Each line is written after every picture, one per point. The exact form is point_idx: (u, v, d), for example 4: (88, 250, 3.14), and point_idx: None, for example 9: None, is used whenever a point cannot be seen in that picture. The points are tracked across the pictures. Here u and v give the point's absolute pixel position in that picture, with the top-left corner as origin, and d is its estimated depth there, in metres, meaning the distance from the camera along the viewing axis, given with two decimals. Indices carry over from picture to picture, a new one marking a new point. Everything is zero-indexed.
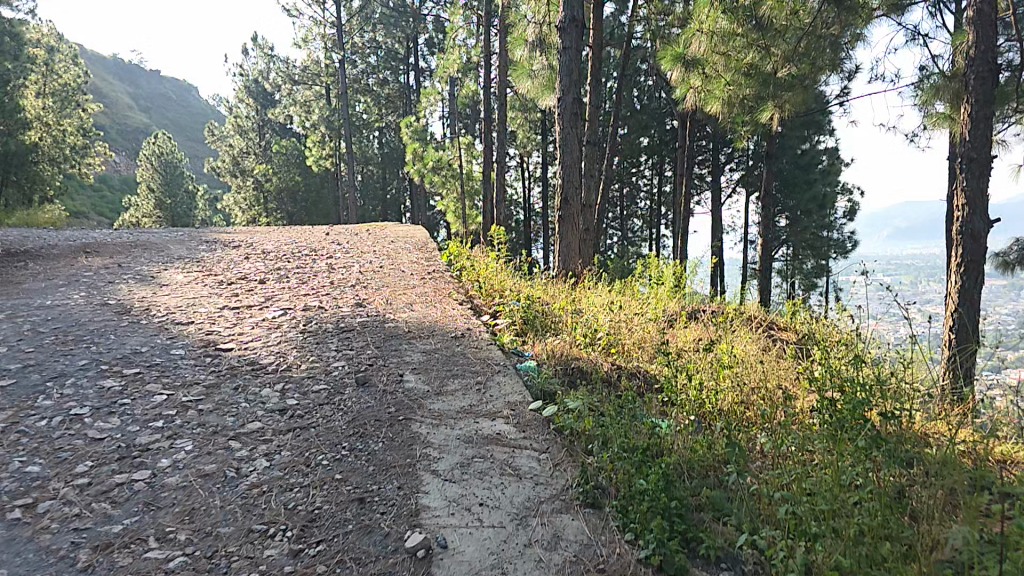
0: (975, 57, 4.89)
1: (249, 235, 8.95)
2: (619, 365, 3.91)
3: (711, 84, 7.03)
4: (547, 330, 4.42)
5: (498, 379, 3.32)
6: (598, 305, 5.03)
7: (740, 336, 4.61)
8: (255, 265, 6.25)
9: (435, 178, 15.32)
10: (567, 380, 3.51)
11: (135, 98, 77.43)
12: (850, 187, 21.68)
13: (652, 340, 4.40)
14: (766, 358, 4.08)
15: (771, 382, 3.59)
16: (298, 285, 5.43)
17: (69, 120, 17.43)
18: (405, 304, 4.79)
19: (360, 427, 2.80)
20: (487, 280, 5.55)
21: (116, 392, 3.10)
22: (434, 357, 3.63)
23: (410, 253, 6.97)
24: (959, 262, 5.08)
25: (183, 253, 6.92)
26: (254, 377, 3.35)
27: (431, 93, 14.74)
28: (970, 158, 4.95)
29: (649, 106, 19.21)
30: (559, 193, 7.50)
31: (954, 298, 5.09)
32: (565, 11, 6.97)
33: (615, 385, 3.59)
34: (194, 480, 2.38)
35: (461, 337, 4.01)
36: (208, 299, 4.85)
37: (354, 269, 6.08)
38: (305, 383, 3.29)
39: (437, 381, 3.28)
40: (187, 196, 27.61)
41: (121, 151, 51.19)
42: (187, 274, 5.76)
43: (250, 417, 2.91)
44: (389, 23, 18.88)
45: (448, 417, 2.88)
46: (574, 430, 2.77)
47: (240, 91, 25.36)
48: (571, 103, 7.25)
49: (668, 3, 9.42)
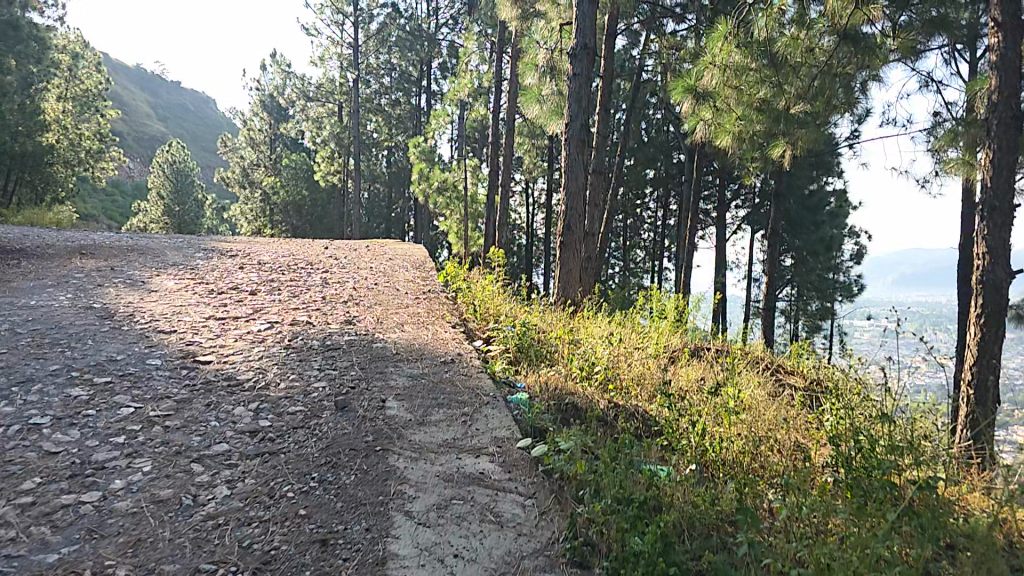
0: (998, 102, 4.73)
1: (248, 245, 8.79)
2: (616, 402, 3.69)
3: (722, 118, 6.81)
4: (541, 361, 4.21)
5: (486, 412, 3.09)
6: (596, 337, 4.82)
7: (746, 379, 4.41)
8: (249, 276, 6.07)
9: (440, 200, 15.24)
10: (559, 417, 3.28)
11: (150, 105, 78.22)
12: (856, 231, 21.64)
13: (652, 377, 4.20)
14: (774, 406, 3.89)
15: (780, 433, 3.39)
16: (289, 298, 5.22)
17: (87, 125, 17.53)
18: (395, 325, 4.57)
19: (333, 456, 2.55)
20: (483, 303, 5.35)
21: (81, 401, 2.82)
22: (420, 383, 3.41)
23: (407, 271, 6.79)
24: (980, 313, 4.86)
25: (177, 259, 6.74)
26: (227, 394, 3.05)
27: (441, 115, 14.72)
28: (993, 206, 4.77)
29: (657, 139, 19.18)
30: (562, 220, 7.34)
31: (974, 349, 4.86)
32: (578, 39, 6.91)
33: (611, 425, 3.37)
34: (147, 506, 2.12)
35: (450, 363, 3.79)
36: (194, 308, 4.63)
37: (348, 285, 5.89)
38: (281, 403, 3.01)
39: (421, 411, 3.05)
40: (195, 205, 27.64)
41: (132, 157, 51.51)
42: (177, 281, 5.56)
43: (217, 438, 2.61)
44: (404, 46, 19.07)
45: (429, 450, 2.66)
46: (564, 473, 2.57)
47: (255, 105, 25.42)
48: (579, 130, 7.11)
49: (680, 37, 9.40)
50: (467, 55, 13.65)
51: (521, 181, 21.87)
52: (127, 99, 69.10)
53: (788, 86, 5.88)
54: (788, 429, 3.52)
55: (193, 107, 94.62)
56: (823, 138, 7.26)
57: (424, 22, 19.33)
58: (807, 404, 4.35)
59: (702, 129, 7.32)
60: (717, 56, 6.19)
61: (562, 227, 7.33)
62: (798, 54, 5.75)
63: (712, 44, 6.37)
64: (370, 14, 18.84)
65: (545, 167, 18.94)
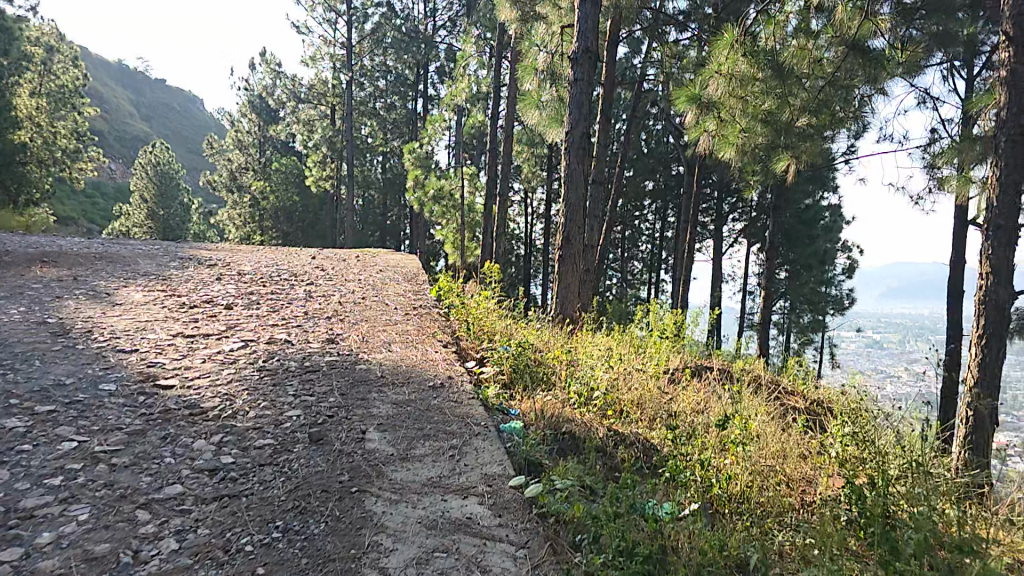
0: (1006, 119, 4.50)
1: (230, 253, 8.53)
2: (616, 429, 3.44)
3: (726, 129, 6.66)
4: (538, 385, 3.95)
5: (477, 444, 2.83)
6: (596, 357, 4.56)
7: (752, 403, 4.19)
8: (226, 288, 5.80)
9: (435, 208, 14.99)
10: (556, 448, 3.03)
11: (135, 106, 77.10)
12: (850, 245, 21.71)
13: (654, 401, 3.94)
14: (781, 431, 3.68)
15: (789, 464, 3.18)
16: (267, 313, 4.97)
17: (64, 124, 16.96)
18: (382, 343, 4.31)
19: (302, 500, 2.30)
20: (477, 321, 5.10)
21: (17, 435, 2.59)
22: (406, 411, 3.14)
23: (399, 284, 6.52)
24: (981, 333, 4.65)
25: (153, 269, 6.45)
26: (188, 426, 2.85)
27: (437, 120, 14.53)
28: (998, 224, 4.54)
29: (657, 149, 19.04)
30: (561, 232, 7.12)
31: (975, 371, 4.66)
32: (578, 42, 6.71)
33: (612, 457, 3.12)
34: (77, 566, 1.85)
35: (440, 387, 3.53)
36: (162, 324, 4.37)
37: (334, 298, 5.65)
38: (248, 437, 2.79)
39: (405, 443, 2.79)
40: (181, 208, 27.23)
41: (115, 158, 50.59)
42: (147, 293, 5.28)
43: (171, 478, 2.41)
44: (401, 48, 18.62)
45: (411, 491, 2.39)
46: (560, 516, 2.31)
47: (244, 106, 24.85)
48: (579, 139, 6.90)
49: (682, 45, 9.27)
50: (465, 59, 13.50)
51: (518, 190, 21.70)
52: (112, 98, 68.12)
53: (796, 96, 5.79)
54: (798, 458, 3.30)
55: (181, 109, 93.72)
56: (825, 153, 7.14)
57: (420, 23, 19.08)
58: (815, 432, 4.08)
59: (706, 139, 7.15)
60: (722, 63, 6.05)
61: (559, 240, 7.12)
62: (804, 65, 5.58)
63: (718, 51, 6.19)
64: (365, 14, 18.61)
65: (543, 176, 18.84)
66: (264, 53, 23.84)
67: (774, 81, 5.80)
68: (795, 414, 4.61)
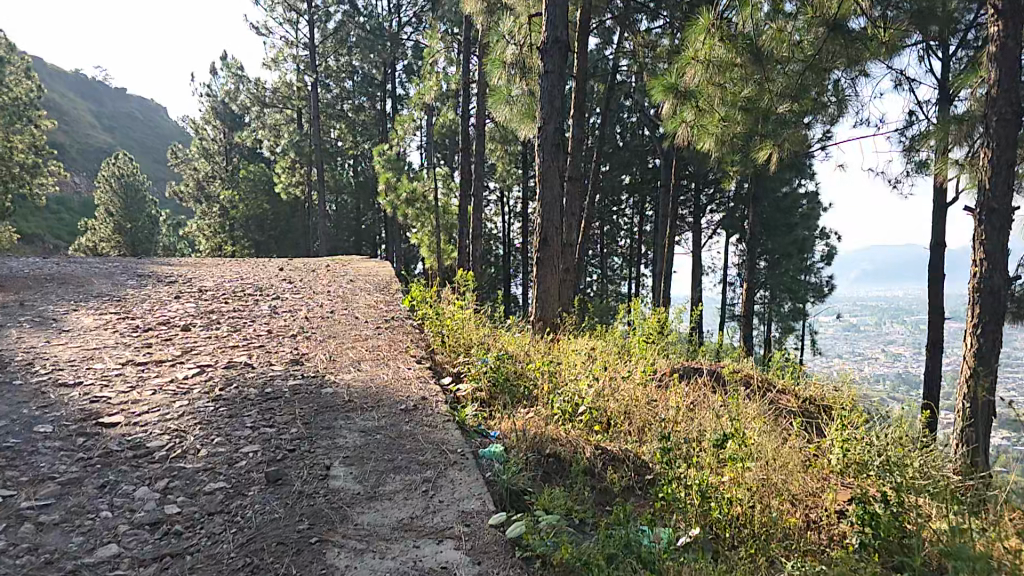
0: (996, 97, 4.36)
1: (191, 268, 8.14)
2: (605, 446, 3.22)
3: (704, 118, 6.62)
4: (519, 402, 3.72)
5: (452, 475, 2.57)
6: (581, 366, 4.36)
7: (747, 409, 4.02)
8: (185, 307, 5.47)
9: (409, 211, 14.61)
10: (541, 474, 2.80)
11: (95, 117, 75.13)
12: (826, 232, 21.92)
13: (644, 412, 3.72)
14: (778, 438, 3.50)
15: (793, 479, 2.98)
16: (227, 333, 4.68)
17: (20, 137, 16.20)
18: (349, 363, 4.04)
19: (255, 555, 2.03)
20: (454, 332, 4.86)
21: None
22: (375, 440, 2.88)
23: (369, 295, 6.24)
24: (977, 321, 4.50)
25: (106, 289, 6.09)
26: (130, 471, 2.59)
27: (406, 120, 14.19)
28: (991, 209, 4.43)
29: (632, 143, 18.98)
30: (537, 233, 6.87)
31: (970, 362, 4.52)
32: (548, 33, 6.47)
33: (602, 480, 2.90)
34: None
35: (412, 410, 3.26)
36: (111, 352, 4.07)
37: (300, 313, 5.37)
38: (197, 481, 2.52)
39: (371, 479, 2.52)
40: (148, 222, 26.46)
41: (75, 171, 49.10)
42: (97, 317, 4.94)
43: (106, 537, 2.14)
44: (366, 47, 18.22)
45: (379, 537, 2.13)
46: (546, 559, 2.07)
47: (207, 112, 24.35)
48: (553, 134, 6.68)
49: (654, 35, 9.20)
50: (433, 56, 13.21)
51: (494, 189, 21.47)
52: (70, 109, 66.18)
53: (772, 81, 5.81)
54: (801, 469, 3.12)
55: (144, 118, 91.65)
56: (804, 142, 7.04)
57: (385, 20, 18.67)
58: (813, 435, 3.90)
59: (682, 131, 7.11)
60: (698, 50, 6.02)
61: (537, 241, 6.88)
62: (783, 48, 5.57)
63: (693, 38, 6.09)
64: (327, 13, 18.20)
65: (518, 174, 18.67)
66: (225, 56, 23.16)
67: (752, 64, 5.77)
68: (788, 417, 4.43)
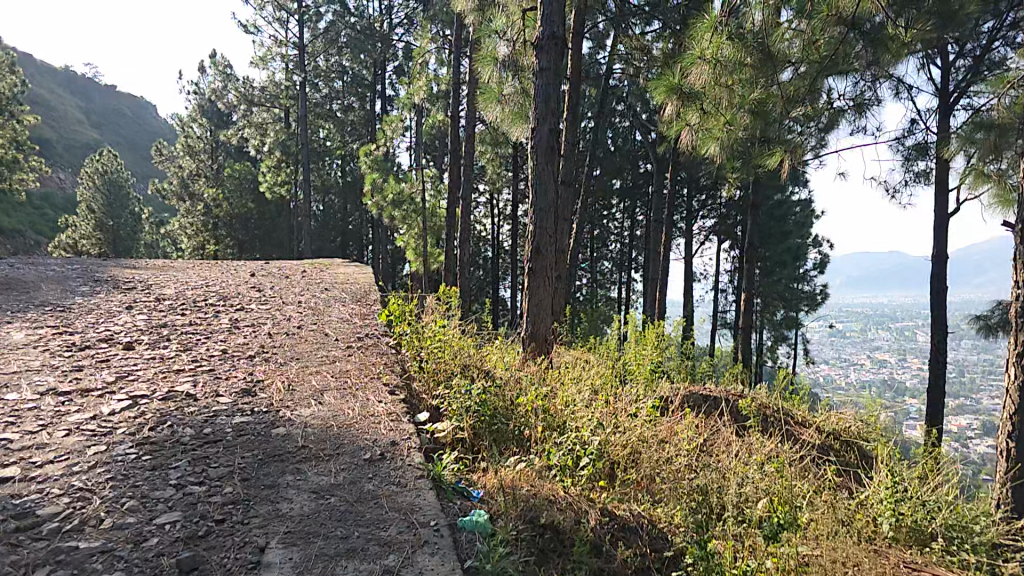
0: None
1: (156, 273, 7.52)
2: (614, 510, 2.66)
3: (708, 121, 6.16)
4: (506, 449, 3.16)
5: (421, 564, 1.98)
6: (580, 400, 3.80)
7: (772, 459, 3.51)
8: (136, 320, 4.86)
9: (394, 213, 13.98)
10: (535, 557, 2.21)
11: (84, 112, 73.98)
12: (820, 240, 21.62)
13: (656, 460, 3.18)
14: (819, 503, 2.98)
15: (850, 560, 2.45)
16: (175, 354, 4.07)
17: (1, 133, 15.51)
18: (310, 393, 3.44)
19: None
20: (436, 353, 4.30)
21: None
22: (326, 509, 2.28)
23: (342, 306, 5.67)
24: (1020, 351, 3.84)
25: (53, 298, 5.48)
26: (3, 555, 1.94)
27: (395, 120, 13.62)
28: None
29: (622, 148, 18.68)
30: (530, 240, 6.30)
31: (1012, 398, 3.88)
32: (544, 27, 5.92)
33: (611, 561, 2.35)
34: None
35: (379, 461, 2.68)
36: (32, 377, 3.46)
37: (265, 328, 4.78)
38: (88, 572, 1.90)
39: (317, 570, 1.92)
40: (131, 218, 25.65)
41: (60, 167, 47.94)
42: (29, 332, 4.32)
43: None
44: (357, 47, 17.66)
45: None
46: None
47: (194, 110, 23.43)
48: (547, 135, 6.12)
49: (649, 39, 8.96)
50: (423, 55, 12.64)
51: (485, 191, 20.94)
52: (58, 106, 65.07)
53: (781, 85, 5.47)
54: (857, 547, 2.59)
55: (132, 116, 90.31)
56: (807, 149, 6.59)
57: (376, 21, 18.08)
58: (854, 493, 3.40)
59: (686, 134, 6.65)
60: (705, 49, 5.41)
61: (530, 252, 6.31)
62: (797, 49, 5.20)
63: (698, 35, 5.53)
64: (318, 12, 17.61)
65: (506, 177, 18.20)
66: (214, 54, 22.33)
67: (760, 66, 5.29)
68: (813, 460, 3.95)
